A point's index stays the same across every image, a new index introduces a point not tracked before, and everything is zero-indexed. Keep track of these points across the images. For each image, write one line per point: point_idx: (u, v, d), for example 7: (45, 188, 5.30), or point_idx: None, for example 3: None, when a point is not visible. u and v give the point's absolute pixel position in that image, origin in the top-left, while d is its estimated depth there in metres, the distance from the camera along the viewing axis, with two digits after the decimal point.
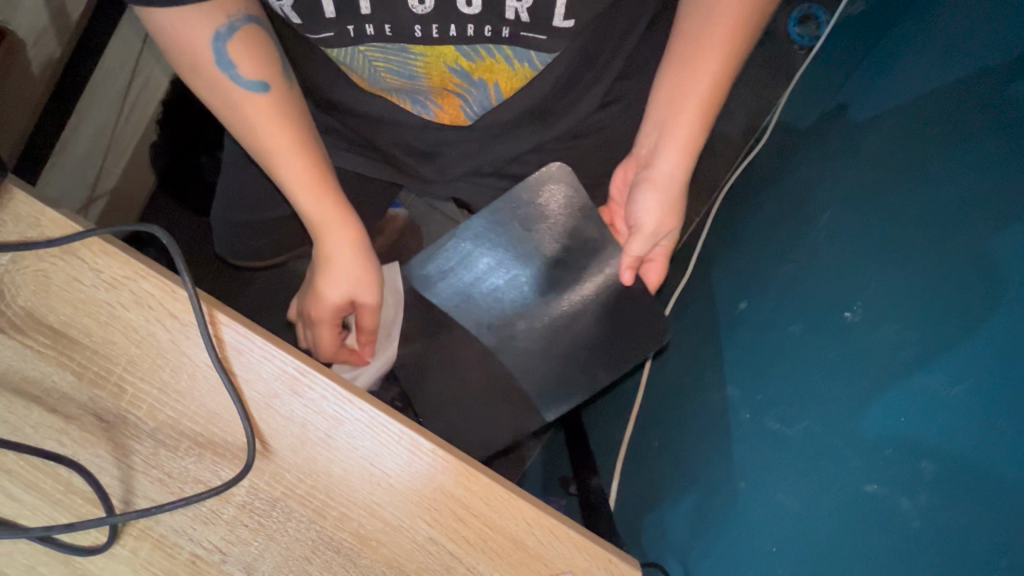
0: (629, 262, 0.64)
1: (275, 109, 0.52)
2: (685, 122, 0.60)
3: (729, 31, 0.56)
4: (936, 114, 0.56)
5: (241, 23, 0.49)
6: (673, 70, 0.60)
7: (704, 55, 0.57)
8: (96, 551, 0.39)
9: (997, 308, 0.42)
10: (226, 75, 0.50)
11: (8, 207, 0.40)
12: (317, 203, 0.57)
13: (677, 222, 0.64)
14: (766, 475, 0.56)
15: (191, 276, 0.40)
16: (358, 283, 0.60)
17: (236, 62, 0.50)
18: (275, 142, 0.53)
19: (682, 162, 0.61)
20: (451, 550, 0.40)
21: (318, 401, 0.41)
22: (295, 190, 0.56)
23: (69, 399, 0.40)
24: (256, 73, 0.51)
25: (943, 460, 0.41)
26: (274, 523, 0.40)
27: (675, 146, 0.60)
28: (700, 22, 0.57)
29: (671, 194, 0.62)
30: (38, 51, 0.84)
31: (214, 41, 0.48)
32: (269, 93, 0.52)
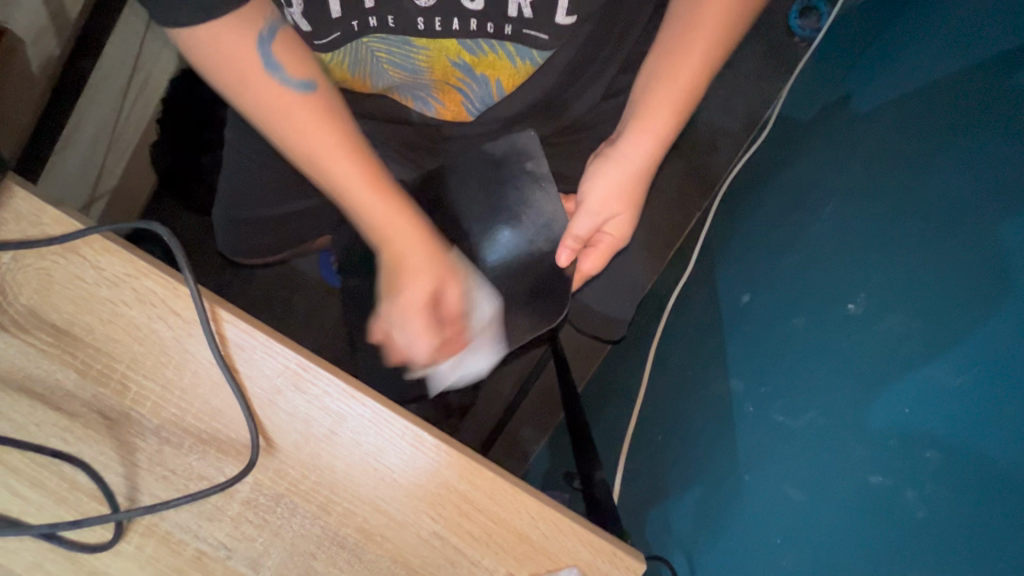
0: (570, 241, 0.61)
1: (328, 111, 0.51)
2: (658, 105, 0.59)
3: (716, 23, 0.55)
4: (938, 106, 0.55)
5: (279, 28, 0.49)
6: (659, 54, 0.59)
7: (687, 42, 0.57)
8: (102, 548, 0.39)
9: (1006, 297, 0.41)
10: (272, 79, 0.49)
11: (9, 206, 0.40)
12: (372, 208, 0.53)
13: (629, 210, 0.63)
14: (770, 467, 0.55)
15: (193, 273, 0.39)
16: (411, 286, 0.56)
17: (281, 66, 0.49)
18: (321, 145, 0.50)
19: (649, 146, 0.60)
20: (454, 544, 0.41)
21: (322, 397, 0.41)
22: (354, 193, 0.52)
23: (73, 396, 0.40)
24: (301, 73, 0.50)
25: (948, 451, 0.41)
26: (278, 518, 0.40)
27: (641, 128, 0.59)
28: (691, 12, 0.57)
29: (624, 176, 0.61)
30: (38, 50, 0.84)
31: (258, 45, 0.48)
32: (315, 92, 0.50)
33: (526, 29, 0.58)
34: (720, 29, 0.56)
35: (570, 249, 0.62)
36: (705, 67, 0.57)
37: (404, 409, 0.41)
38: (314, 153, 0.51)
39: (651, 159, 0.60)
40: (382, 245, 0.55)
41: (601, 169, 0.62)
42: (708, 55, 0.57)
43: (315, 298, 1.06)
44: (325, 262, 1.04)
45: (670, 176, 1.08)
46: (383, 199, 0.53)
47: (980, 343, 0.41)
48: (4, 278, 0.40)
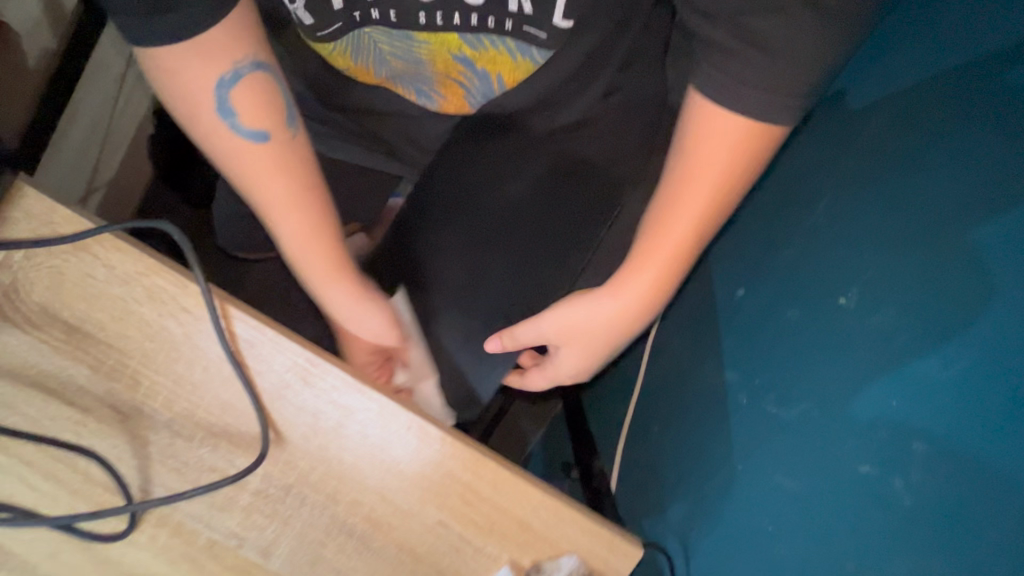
0: (514, 343, 0.65)
1: (287, 161, 0.49)
2: (643, 263, 0.57)
3: (721, 173, 0.53)
4: (931, 102, 0.56)
5: (247, 74, 0.45)
6: (651, 210, 0.57)
7: (687, 202, 0.55)
8: (117, 537, 0.40)
9: (992, 295, 0.43)
10: (223, 122, 0.46)
11: (20, 204, 0.41)
12: (307, 257, 0.55)
13: (582, 350, 0.63)
14: (763, 457, 0.57)
15: (203, 272, 0.40)
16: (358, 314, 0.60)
17: (239, 116, 0.46)
18: (266, 196, 0.50)
19: (619, 302, 0.58)
20: (459, 533, 0.42)
21: (330, 391, 0.42)
22: (285, 240, 0.54)
23: (85, 392, 0.41)
24: (258, 125, 0.47)
25: (933, 442, 0.43)
26: (289, 508, 0.41)
27: (620, 289, 0.58)
28: (695, 154, 0.54)
29: (585, 323, 0.61)
30: (34, 42, 0.81)
31: (218, 88, 0.45)
32: (269, 144, 0.48)
33: (526, 26, 0.57)
34: (743, 147, 0.51)
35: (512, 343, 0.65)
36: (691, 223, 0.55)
37: (411, 403, 0.42)
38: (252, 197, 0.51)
39: (621, 315, 0.59)
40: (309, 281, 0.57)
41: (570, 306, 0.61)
42: (712, 203, 0.54)
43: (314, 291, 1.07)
44: None
45: None
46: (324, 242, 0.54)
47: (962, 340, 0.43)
48: (16, 276, 0.41)
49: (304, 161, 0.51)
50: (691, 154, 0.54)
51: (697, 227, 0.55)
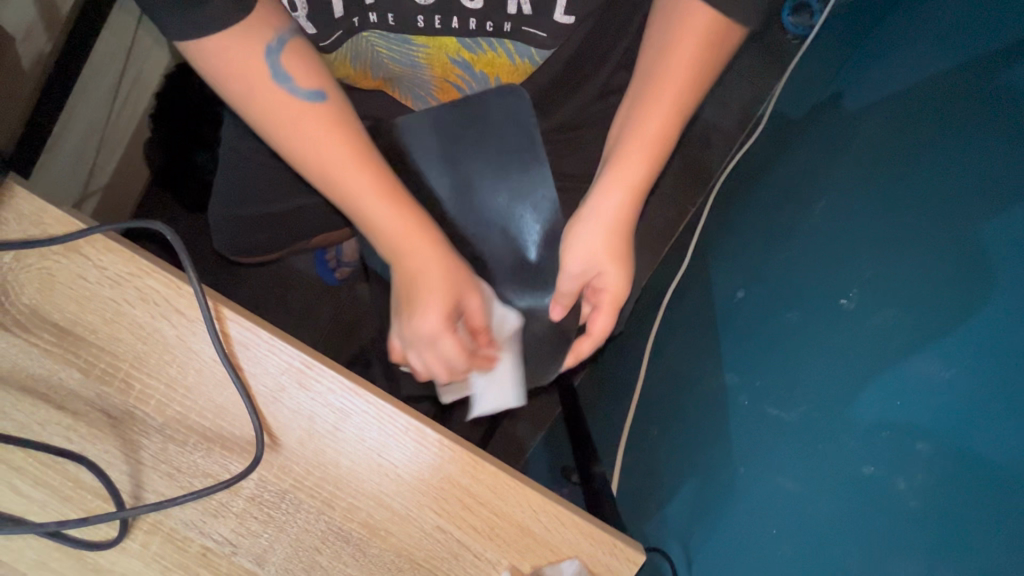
0: (560, 298, 0.56)
1: (338, 114, 0.51)
2: (632, 153, 0.53)
3: (686, 62, 0.52)
4: (938, 97, 0.56)
5: (289, 39, 0.51)
6: (630, 108, 0.55)
7: (657, 90, 0.53)
8: (108, 545, 0.39)
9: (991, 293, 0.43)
10: (283, 87, 0.50)
11: (10, 205, 0.40)
12: (390, 211, 0.51)
13: (623, 265, 0.55)
14: (766, 461, 0.56)
15: (197, 272, 0.40)
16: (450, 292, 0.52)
17: (292, 76, 0.50)
18: (336, 150, 0.50)
19: (623, 203, 0.53)
20: (458, 539, 0.41)
21: (325, 394, 0.41)
22: (365, 199, 0.51)
23: (76, 396, 0.40)
24: (313, 83, 0.51)
25: (935, 440, 0.43)
26: (283, 514, 0.40)
27: (613, 181, 0.53)
28: (658, 59, 0.53)
29: (606, 233, 0.54)
30: (28, 46, 0.80)
31: (265, 55, 0.49)
32: (325, 100, 0.51)
33: (524, 26, 0.59)
34: (699, 47, 0.51)
35: (564, 305, 0.56)
36: (692, 61, 0.52)
37: (408, 405, 0.42)
38: (323, 163, 0.50)
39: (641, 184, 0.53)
40: (396, 253, 0.52)
41: (575, 227, 0.55)
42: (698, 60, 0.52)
43: (311, 297, 1.06)
44: (320, 260, 1.05)
45: (664, 176, 1.09)
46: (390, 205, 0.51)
47: (966, 335, 0.43)
48: (5, 278, 0.40)
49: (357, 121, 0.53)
50: (660, 49, 0.53)
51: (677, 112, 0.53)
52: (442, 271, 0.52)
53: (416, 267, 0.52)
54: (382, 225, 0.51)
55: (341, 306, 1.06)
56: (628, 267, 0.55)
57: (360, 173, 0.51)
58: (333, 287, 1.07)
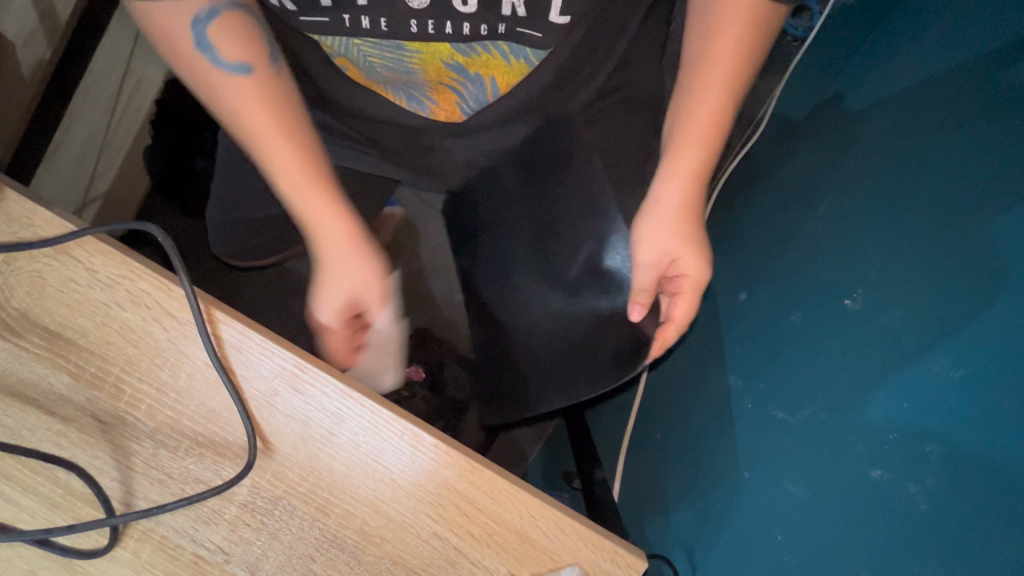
0: (639, 296, 0.59)
1: (265, 89, 0.49)
2: (685, 147, 0.55)
3: (735, 44, 0.52)
4: (943, 97, 0.55)
5: (221, 11, 0.47)
6: (679, 97, 0.56)
7: (708, 75, 0.53)
8: (97, 553, 0.38)
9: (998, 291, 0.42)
10: (206, 58, 0.47)
11: (0, 208, 0.40)
12: (313, 197, 0.52)
13: (694, 249, 0.57)
14: (771, 465, 0.55)
15: (188, 274, 0.39)
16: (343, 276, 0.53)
17: (217, 48, 0.47)
18: (263, 130, 0.49)
19: (686, 190, 0.55)
20: (455, 546, 0.40)
21: (319, 398, 0.40)
22: (288, 183, 0.51)
23: (66, 401, 0.39)
24: (241, 57, 0.48)
25: (946, 443, 0.42)
26: (276, 522, 0.39)
27: (668, 177, 0.56)
28: (703, 47, 0.54)
29: (671, 225, 0.56)
30: (28, 52, 0.81)
31: (192, 24, 0.46)
32: (251, 75, 0.49)
33: (520, 27, 0.57)
34: (749, 31, 0.51)
35: (642, 304, 0.59)
36: (738, 41, 0.52)
37: (404, 409, 0.41)
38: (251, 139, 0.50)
39: (696, 176, 0.55)
40: (319, 235, 0.53)
41: (641, 221, 0.57)
42: (741, 44, 0.52)
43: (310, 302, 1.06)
44: None
45: None
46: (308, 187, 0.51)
47: (981, 330, 0.42)
48: None
49: (288, 93, 0.52)
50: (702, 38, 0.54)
51: (728, 95, 0.53)
52: (346, 260, 0.53)
53: (337, 250, 0.53)
54: (306, 209, 0.52)
55: None
56: (702, 245, 0.57)
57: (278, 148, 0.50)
58: None
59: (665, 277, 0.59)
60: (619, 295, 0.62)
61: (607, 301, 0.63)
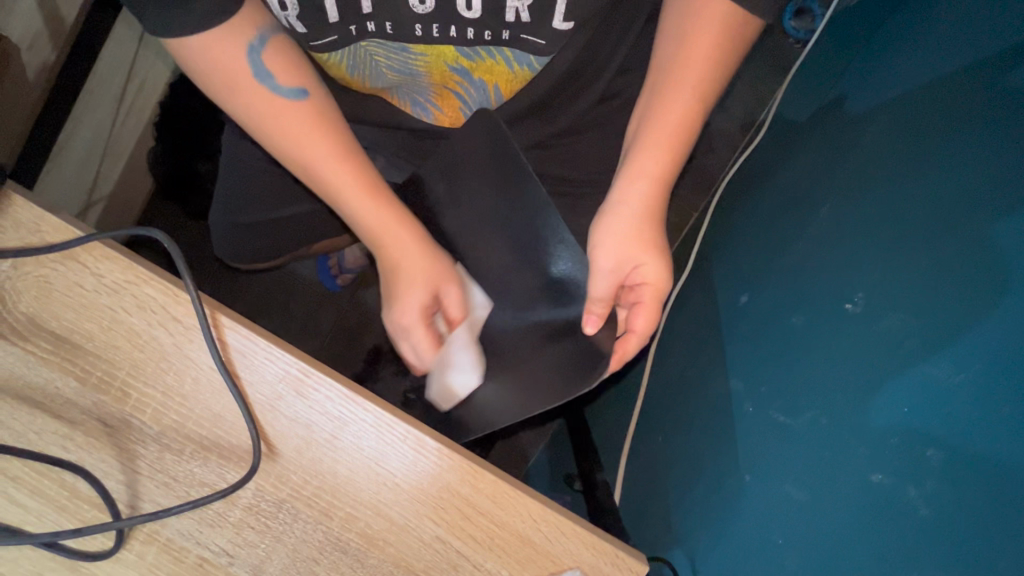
0: (594, 306, 0.53)
1: (319, 112, 0.54)
2: (650, 147, 0.55)
3: (708, 47, 0.53)
4: (943, 102, 0.55)
5: (271, 37, 0.53)
6: (648, 98, 0.56)
7: (678, 77, 0.54)
8: (104, 555, 0.39)
9: (1005, 296, 0.41)
10: (263, 85, 0.52)
11: (8, 214, 0.40)
12: (372, 208, 0.56)
13: (659, 254, 0.57)
14: (771, 468, 0.55)
15: (193, 279, 0.39)
16: (434, 279, 0.56)
17: (271, 74, 0.53)
18: (320, 147, 0.54)
19: (648, 193, 0.55)
20: (458, 549, 0.40)
21: (322, 402, 0.41)
22: (349, 197, 0.55)
23: (72, 404, 0.40)
24: (296, 81, 0.54)
25: (946, 448, 0.42)
26: (281, 524, 0.40)
27: (632, 180, 0.55)
28: (674, 51, 0.54)
29: (630, 226, 0.55)
30: (33, 56, 0.80)
31: (248, 54, 0.51)
32: (307, 98, 0.54)
33: (524, 34, 0.58)
34: (721, 35, 0.52)
35: (598, 315, 0.53)
36: (713, 43, 0.53)
37: (406, 413, 0.41)
38: (308, 159, 0.54)
39: (656, 179, 0.55)
40: (381, 245, 0.57)
41: (599, 224, 0.56)
42: (716, 48, 0.53)
43: (313, 304, 1.06)
44: (322, 267, 1.04)
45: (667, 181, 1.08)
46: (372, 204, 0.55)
47: (982, 335, 0.42)
48: (4, 286, 0.40)
49: (339, 115, 0.56)
50: (676, 41, 0.54)
51: (700, 96, 0.54)
52: (419, 263, 0.56)
53: (401, 254, 0.56)
54: (365, 218, 0.56)
55: (343, 312, 1.06)
56: (661, 248, 0.57)
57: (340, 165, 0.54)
58: (335, 294, 1.06)
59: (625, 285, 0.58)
60: (573, 305, 0.55)
61: (561, 311, 0.55)
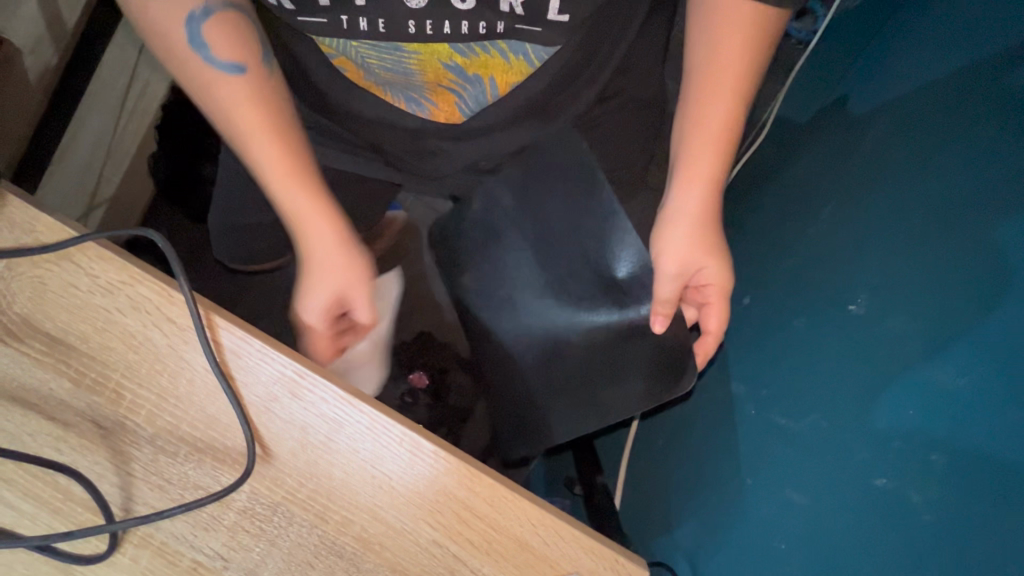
0: (660, 308, 0.55)
1: (258, 88, 0.52)
2: (699, 152, 0.55)
3: (741, 42, 0.51)
4: (945, 104, 0.55)
5: (216, 9, 0.50)
6: (685, 103, 0.56)
7: (714, 83, 0.53)
8: (96, 559, 0.38)
9: (995, 308, 0.43)
10: (200, 56, 0.50)
11: (2, 214, 0.40)
12: (294, 193, 0.54)
13: (717, 255, 0.57)
14: (774, 471, 0.55)
15: (187, 279, 0.39)
16: (348, 277, 0.54)
17: (211, 46, 0.50)
18: (246, 124, 0.52)
19: (703, 196, 0.55)
20: (455, 553, 0.40)
21: (318, 404, 0.40)
22: (269, 180, 0.54)
23: (66, 406, 0.39)
24: (233, 55, 0.51)
25: (949, 451, 0.42)
26: (275, 528, 0.39)
27: (683, 185, 0.55)
28: (709, 55, 0.53)
29: (687, 229, 0.55)
30: (35, 59, 0.81)
31: (187, 22, 0.49)
32: (244, 73, 0.51)
33: (518, 24, 0.56)
34: (753, 30, 0.51)
35: (665, 314, 0.54)
36: (744, 40, 0.51)
37: (403, 415, 0.41)
38: (251, 136, 0.52)
39: (710, 180, 0.55)
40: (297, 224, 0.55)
41: (662, 235, 0.56)
42: (747, 45, 0.52)
43: None
44: None
45: None
46: (293, 183, 0.54)
47: (975, 339, 0.44)
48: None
49: (279, 90, 0.54)
50: (704, 41, 0.53)
51: (739, 99, 0.54)
52: (330, 246, 0.54)
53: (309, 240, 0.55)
54: (288, 204, 0.54)
55: None
56: (719, 249, 0.57)
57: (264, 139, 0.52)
58: None
59: (691, 286, 0.60)
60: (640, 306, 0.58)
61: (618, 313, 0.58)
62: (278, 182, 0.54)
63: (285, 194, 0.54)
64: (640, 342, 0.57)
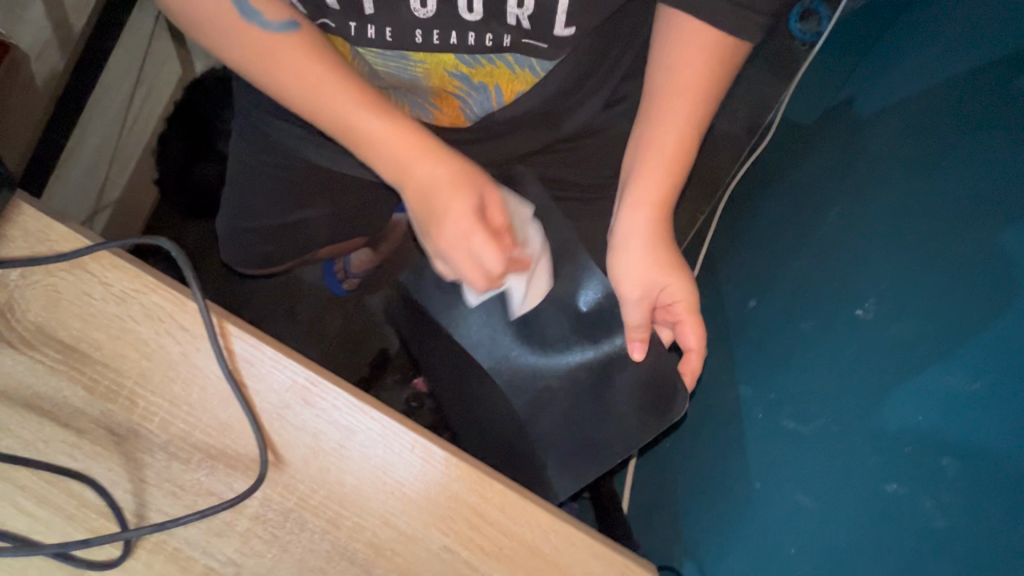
0: (636, 331, 0.55)
1: (312, 44, 0.53)
2: (653, 171, 0.56)
3: (695, 76, 0.55)
4: (949, 106, 0.55)
5: None
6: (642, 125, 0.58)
7: (668, 107, 0.56)
8: (110, 565, 0.38)
9: (1001, 315, 0.43)
10: (252, 22, 0.51)
11: (18, 223, 0.40)
12: (381, 120, 0.52)
13: (679, 271, 0.57)
14: (783, 475, 0.55)
15: (202, 288, 0.39)
16: (467, 184, 0.52)
17: (260, 10, 0.51)
18: (311, 79, 0.52)
19: (650, 218, 0.56)
20: (466, 559, 0.40)
21: (329, 411, 0.40)
22: (349, 115, 0.52)
23: (80, 414, 0.40)
24: (282, 14, 0.52)
25: (965, 456, 0.41)
26: (287, 534, 0.40)
27: (634, 207, 0.56)
28: (667, 78, 0.56)
29: (639, 249, 0.57)
30: (42, 64, 0.77)
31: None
32: (298, 26, 0.52)
33: (526, 38, 0.57)
34: (707, 57, 0.54)
35: (642, 339, 0.55)
36: (699, 68, 0.54)
37: (414, 422, 0.41)
38: (314, 89, 0.52)
39: (659, 204, 0.56)
40: (399, 162, 0.52)
41: (617, 259, 0.58)
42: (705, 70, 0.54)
43: (319, 309, 1.06)
44: (328, 272, 1.04)
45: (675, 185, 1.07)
46: (381, 118, 0.52)
47: (972, 348, 0.43)
48: (12, 295, 0.40)
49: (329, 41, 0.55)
50: (661, 68, 0.56)
51: (694, 121, 0.56)
52: (445, 174, 0.52)
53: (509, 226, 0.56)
54: (368, 136, 0.52)
55: (348, 318, 1.06)
56: (673, 268, 0.57)
57: (316, 63, 0.52)
58: (341, 299, 1.06)
59: (659, 306, 0.60)
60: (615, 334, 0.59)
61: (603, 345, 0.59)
62: (364, 114, 0.52)
63: (373, 125, 0.52)
64: (618, 378, 0.57)
